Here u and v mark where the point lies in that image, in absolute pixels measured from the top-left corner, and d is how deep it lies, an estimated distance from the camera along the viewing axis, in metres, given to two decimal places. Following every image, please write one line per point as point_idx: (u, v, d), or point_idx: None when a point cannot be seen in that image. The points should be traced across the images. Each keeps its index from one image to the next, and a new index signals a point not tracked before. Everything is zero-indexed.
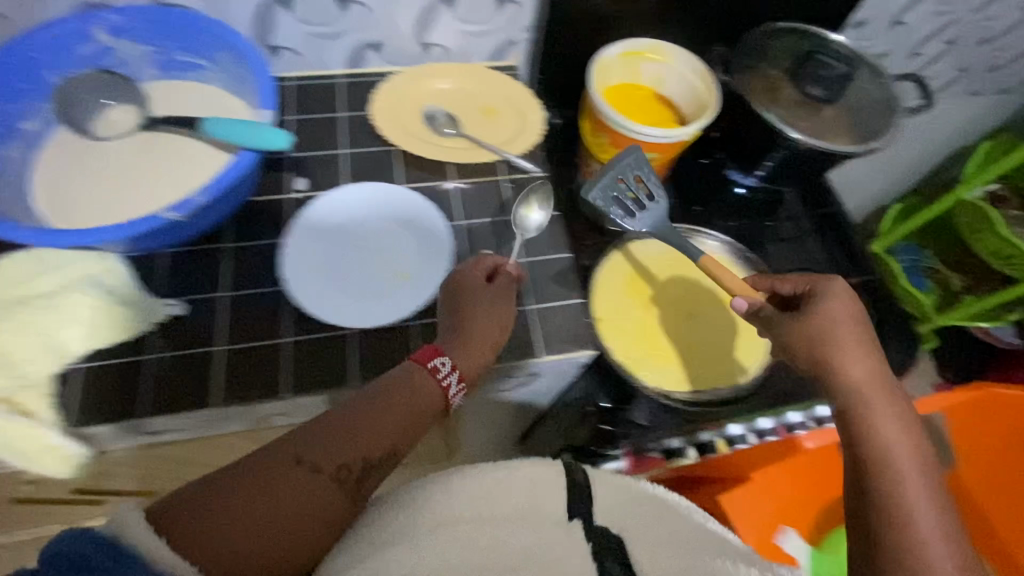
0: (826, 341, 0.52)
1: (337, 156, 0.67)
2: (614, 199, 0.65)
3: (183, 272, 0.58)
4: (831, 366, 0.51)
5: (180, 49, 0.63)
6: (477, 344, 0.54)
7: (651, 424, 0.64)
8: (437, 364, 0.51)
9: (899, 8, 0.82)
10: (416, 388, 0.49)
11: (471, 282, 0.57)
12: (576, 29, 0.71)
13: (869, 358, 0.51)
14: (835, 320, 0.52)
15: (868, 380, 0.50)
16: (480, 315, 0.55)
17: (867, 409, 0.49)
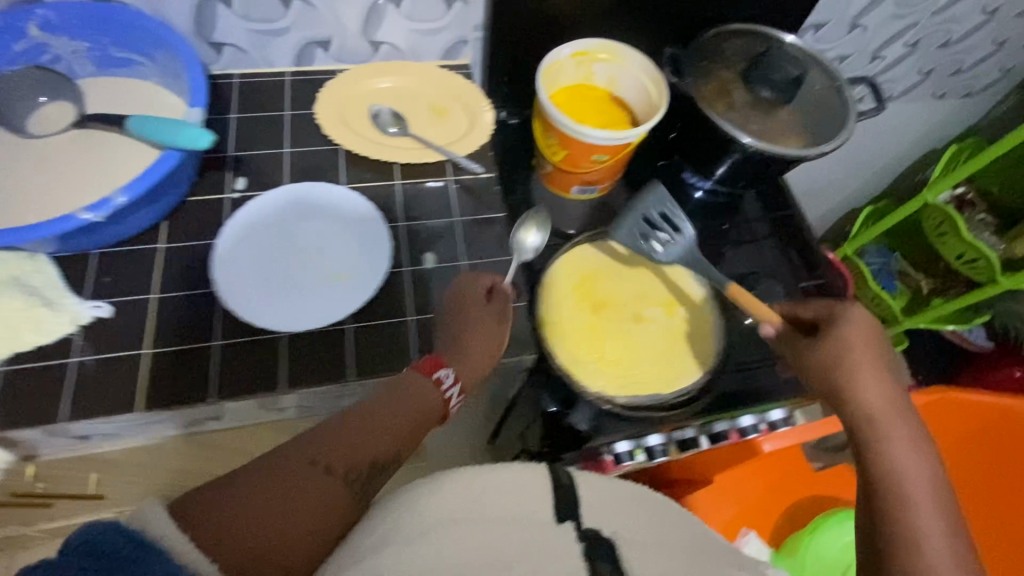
0: (839, 364, 0.54)
1: (280, 155, 0.66)
2: (642, 237, 0.65)
3: (113, 273, 0.57)
4: (842, 388, 0.53)
5: (115, 45, 0.61)
6: (475, 356, 0.55)
7: (592, 430, 0.63)
8: (440, 375, 0.52)
9: (857, 10, 0.82)
10: (421, 393, 0.51)
11: (470, 296, 0.57)
12: (525, 29, 0.70)
13: (882, 382, 0.53)
14: (849, 344, 0.54)
15: (883, 403, 0.52)
16: (481, 328, 0.56)
17: (877, 429, 0.51)
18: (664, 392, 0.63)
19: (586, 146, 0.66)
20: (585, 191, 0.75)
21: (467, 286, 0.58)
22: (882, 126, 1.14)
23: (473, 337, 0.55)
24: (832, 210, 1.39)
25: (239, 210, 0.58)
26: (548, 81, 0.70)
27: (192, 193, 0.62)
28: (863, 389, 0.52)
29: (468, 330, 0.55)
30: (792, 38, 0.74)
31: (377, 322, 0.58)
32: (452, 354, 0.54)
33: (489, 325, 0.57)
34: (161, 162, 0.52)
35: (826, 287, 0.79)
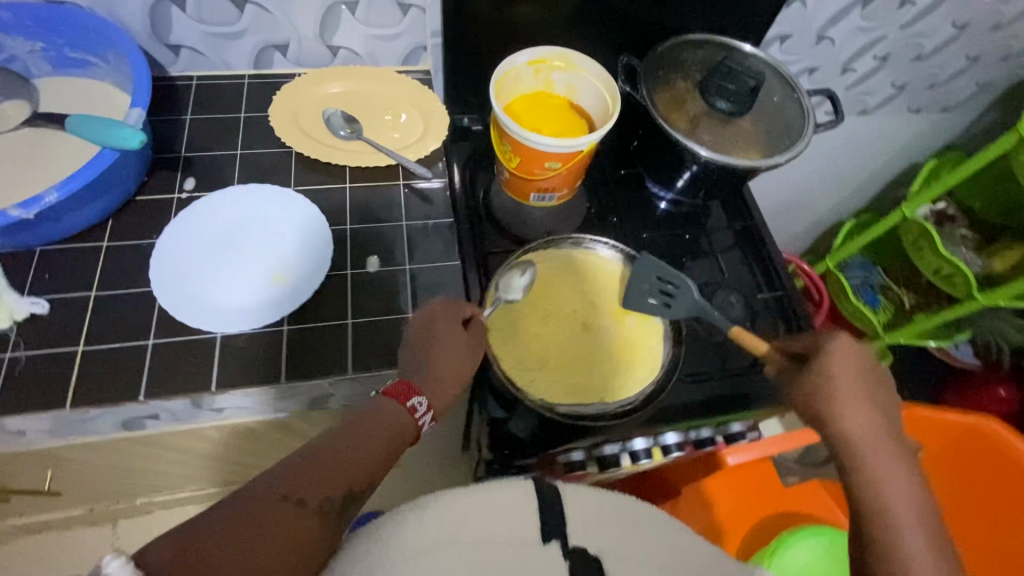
0: (824, 394, 0.54)
1: (232, 157, 0.67)
2: (650, 295, 0.65)
3: (53, 270, 0.57)
4: (828, 419, 0.53)
5: (69, 46, 0.62)
6: (445, 380, 0.53)
7: (531, 439, 0.62)
8: (414, 403, 0.50)
9: (822, 23, 0.82)
10: (393, 418, 0.49)
11: (443, 319, 0.57)
12: (480, 36, 0.71)
13: (868, 411, 0.53)
14: (834, 373, 0.54)
15: (870, 433, 0.52)
16: (456, 353, 0.55)
17: (862, 459, 0.51)
18: (609, 402, 0.62)
19: (536, 152, 0.66)
20: (543, 199, 0.74)
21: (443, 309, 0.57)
22: (860, 139, 1.13)
23: (445, 361, 0.54)
24: (812, 223, 1.39)
25: (183, 212, 0.60)
26: (505, 87, 0.70)
27: (139, 193, 0.62)
28: (850, 422, 0.52)
29: (441, 355, 0.54)
30: (752, 49, 0.74)
31: (315, 324, 0.58)
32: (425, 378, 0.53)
33: (461, 348, 0.56)
34: (100, 159, 0.53)
35: (787, 300, 0.77)
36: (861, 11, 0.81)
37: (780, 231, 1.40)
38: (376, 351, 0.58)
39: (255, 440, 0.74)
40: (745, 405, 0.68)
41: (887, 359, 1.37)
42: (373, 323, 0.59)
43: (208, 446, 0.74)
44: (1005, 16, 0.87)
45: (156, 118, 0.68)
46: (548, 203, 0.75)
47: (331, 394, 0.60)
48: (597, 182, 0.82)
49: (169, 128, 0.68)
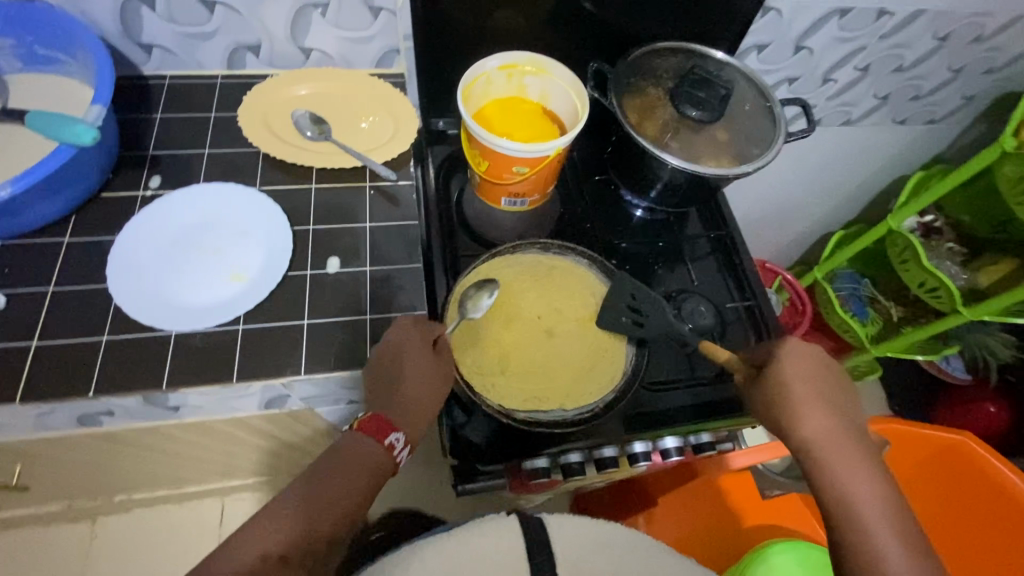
0: (783, 405, 0.53)
1: (200, 156, 0.67)
2: (622, 312, 0.65)
3: (13, 264, 0.57)
4: (787, 427, 0.53)
5: (40, 43, 0.63)
6: (420, 410, 0.54)
7: (487, 444, 0.62)
8: (391, 441, 0.52)
9: (799, 32, 0.82)
10: (370, 457, 0.51)
11: (408, 344, 0.55)
12: (452, 40, 0.71)
13: (824, 412, 0.53)
14: (790, 380, 0.54)
15: (832, 435, 0.52)
16: (427, 379, 0.54)
17: (824, 461, 0.51)
18: (569, 409, 0.62)
19: (502, 157, 0.66)
20: (514, 204, 0.73)
21: (411, 334, 0.56)
22: (845, 150, 1.12)
23: (419, 391, 0.54)
24: (799, 233, 1.38)
25: (146, 208, 0.60)
26: (474, 92, 0.70)
27: (104, 189, 0.63)
28: (809, 427, 0.52)
29: (412, 385, 0.54)
30: (724, 58, 0.74)
31: (271, 324, 0.58)
32: (396, 407, 0.53)
33: (432, 374, 0.55)
34: (54, 157, 0.54)
35: (758, 311, 0.75)
36: (838, 21, 0.81)
37: (767, 241, 1.40)
38: (332, 352, 0.58)
39: (221, 439, 0.74)
40: (712, 414, 0.67)
41: (875, 372, 1.36)
42: (331, 325, 0.59)
43: (172, 444, 0.74)
44: (987, 28, 0.87)
45: (126, 116, 0.69)
46: (520, 207, 0.75)
47: (288, 394, 0.60)
48: (570, 188, 0.82)
49: (139, 126, 0.68)
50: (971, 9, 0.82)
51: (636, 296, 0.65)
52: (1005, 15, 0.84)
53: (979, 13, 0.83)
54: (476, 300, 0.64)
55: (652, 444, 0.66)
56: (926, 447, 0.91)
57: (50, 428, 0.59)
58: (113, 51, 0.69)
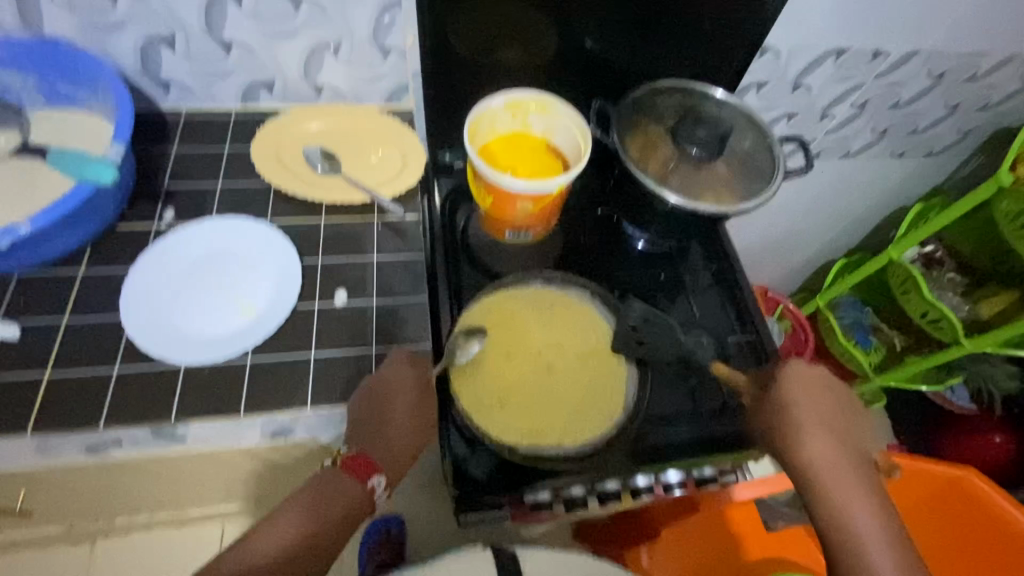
0: (788, 424, 0.55)
1: (212, 190, 0.69)
2: (631, 330, 0.67)
3: (28, 296, 0.59)
4: (791, 447, 0.54)
5: (62, 80, 0.65)
6: (402, 455, 0.58)
7: (489, 479, 0.62)
8: (374, 483, 0.56)
9: (797, 71, 0.84)
10: (350, 491, 0.55)
11: (398, 385, 0.57)
12: (459, 78, 0.74)
13: (827, 437, 0.54)
14: (796, 401, 0.55)
15: (835, 460, 0.53)
16: (411, 427, 0.58)
17: (825, 483, 0.52)
18: (571, 444, 0.62)
19: (507, 193, 0.67)
20: (519, 236, 0.75)
21: (398, 379, 0.58)
22: (844, 182, 1.14)
23: (402, 437, 0.57)
24: (800, 261, 1.39)
25: (159, 241, 0.62)
26: (481, 129, 0.72)
27: (119, 221, 0.65)
28: (812, 450, 0.53)
29: (397, 431, 0.57)
30: (725, 96, 0.76)
31: (278, 356, 0.59)
32: (380, 450, 0.57)
33: (416, 421, 0.58)
34: (75, 193, 0.56)
35: (760, 345, 0.75)
36: (835, 61, 0.83)
37: (769, 268, 1.41)
38: (336, 386, 0.59)
39: (223, 467, 0.74)
40: (715, 449, 0.67)
41: (877, 401, 1.35)
42: (337, 358, 0.60)
43: (175, 472, 0.74)
44: (982, 67, 0.89)
45: (143, 150, 0.71)
46: (525, 239, 0.76)
47: (293, 428, 0.60)
48: (573, 221, 0.83)
49: (154, 160, 0.71)
50: (965, 49, 0.84)
51: (646, 315, 0.68)
52: (998, 55, 0.86)
53: (973, 53, 0.85)
54: (465, 348, 0.65)
55: (654, 476, 0.68)
56: (936, 484, 0.89)
57: (56, 458, 0.59)
58: (132, 88, 0.71)
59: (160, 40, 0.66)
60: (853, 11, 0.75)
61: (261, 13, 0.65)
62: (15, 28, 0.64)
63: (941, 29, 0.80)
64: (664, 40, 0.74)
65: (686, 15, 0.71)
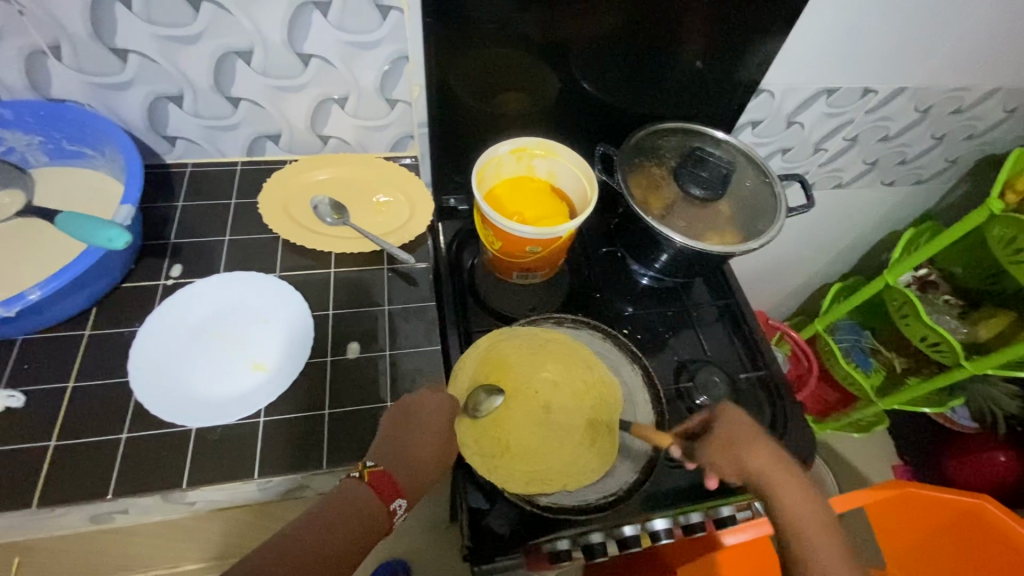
0: (729, 441, 0.56)
1: (220, 244, 0.70)
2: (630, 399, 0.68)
3: (32, 360, 0.58)
4: (734, 459, 0.55)
5: (67, 139, 0.65)
6: (425, 476, 0.55)
7: (507, 533, 0.60)
8: (395, 506, 0.52)
9: (791, 110, 0.87)
10: (370, 513, 0.50)
11: (420, 413, 0.56)
12: (466, 128, 0.75)
13: (773, 454, 0.55)
14: (731, 422, 0.58)
15: (786, 473, 0.54)
16: (440, 448, 0.56)
17: (770, 484, 0.53)
18: (592, 493, 0.62)
19: (516, 239, 0.66)
20: (526, 277, 0.75)
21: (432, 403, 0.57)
22: (836, 210, 1.17)
23: (424, 459, 0.55)
24: (796, 286, 1.41)
25: (166, 300, 0.62)
26: (487, 173, 0.73)
27: (126, 279, 0.65)
28: (758, 463, 0.54)
29: (426, 453, 0.55)
30: (723, 137, 0.78)
31: (292, 414, 0.58)
32: (404, 470, 0.54)
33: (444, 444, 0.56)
34: (85, 258, 0.56)
35: (769, 379, 0.75)
36: (826, 99, 0.86)
37: (765, 294, 1.43)
38: (351, 442, 0.58)
39: (227, 530, 0.72)
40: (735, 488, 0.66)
41: (883, 425, 1.34)
42: (351, 412, 0.59)
43: (182, 534, 0.72)
44: (966, 101, 0.92)
45: (149, 206, 0.72)
46: (532, 280, 0.76)
47: (303, 485, 0.59)
48: (578, 259, 0.82)
49: (160, 215, 0.71)
50: (949, 85, 0.87)
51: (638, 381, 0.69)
52: (981, 89, 0.90)
53: (959, 87, 0.88)
54: (487, 403, 0.63)
55: (672, 520, 0.64)
56: (927, 509, 0.89)
57: (59, 523, 0.58)
58: (138, 144, 0.72)
59: (168, 98, 0.67)
60: (843, 52, 0.78)
61: (271, 70, 0.66)
62: (21, 90, 0.63)
63: (926, 68, 0.83)
64: (664, 85, 0.76)
65: (684, 61, 0.73)
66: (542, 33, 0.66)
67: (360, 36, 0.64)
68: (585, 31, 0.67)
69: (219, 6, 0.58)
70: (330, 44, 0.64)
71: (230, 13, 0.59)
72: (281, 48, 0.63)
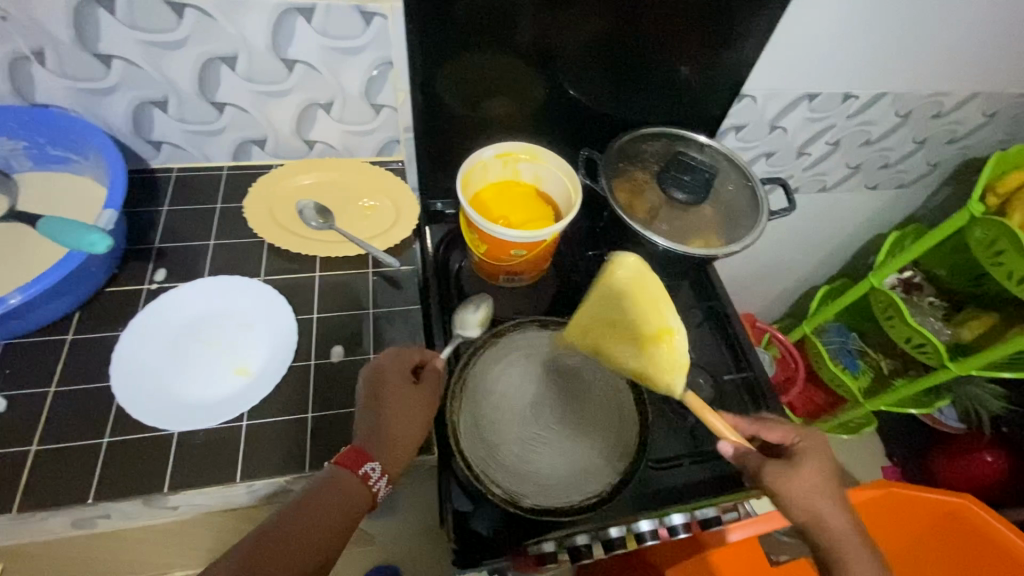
0: (809, 493, 0.54)
1: (205, 248, 0.70)
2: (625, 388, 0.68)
3: (13, 366, 0.58)
4: (809, 505, 0.54)
5: (51, 144, 0.66)
6: (399, 441, 0.55)
7: (492, 537, 0.60)
8: (367, 470, 0.52)
9: (773, 115, 0.88)
10: (340, 483, 0.52)
11: (390, 378, 0.57)
12: (452, 133, 0.76)
13: (845, 513, 0.54)
14: (815, 471, 0.55)
15: (849, 525, 0.54)
16: (408, 408, 0.56)
17: (835, 541, 0.54)
18: (575, 494, 0.61)
19: (500, 242, 0.67)
20: (512, 280, 0.75)
21: (395, 367, 0.58)
22: (822, 214, 1.18)
23: (394, 425, 0.55)
24: (784, 289, 1.42)
25: (151, 304, 0.62)
26: (472, 178, 0.74)
27: (110, 284, 0.65)
28: (829, 519, 0.54)
29: (395, 417, 0.55)
30: (706, 141, 0.79)
31: (274, 418, 0.58)
32: (374, 439, 0.54)
33: (416, 405, 0.56)
34: (67, 263, 0.56)
35: (754, 381, 0.76)
36: (808, 104, 0.87)
37: (754, 297, 1.44)
38: (335, 446, 0.58)
39: (214, 535, 0.72)
40: (717, 490, 0.66)
41: (871, 426, 1.35)
42: (334, 416, 0.59)
43: (168, 539, 0.72)
44: (946, 105, 0.93)
45: (134, 209, 0.72)
46: (518, 282, 0.76)
47: (287, 489, 0.59)
48: (565, 262, 0.83)
49: (145, 220, 0.71)
50: (928, 90, 0.89)
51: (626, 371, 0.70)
52: (960, 94, 0.91)
53: (938, 93, 0.90)
54: (463, 318, 0.68)
55: (657, 521, 0.63)
56: (914, 510, 0.89)
57: (42, 528, 0.57)
58: (123, 149, 0.72)
59: (152, 103, 0.67)
60: (823, 58, 0.79)
61: (255, 76, 0.66)
62: (5, 96, 0.64)
63: (905, 73, 0.84)
64: (648, 91, 0.77)
65: (667, 66, 0.74)
66: (526, 39, 0.66)
67: (345, 42, 0.64)
68: (570, 38, 0.68)
69: (203, 12, 0.58)
70: (314, 50, 0.64)
71: (214, 19, 0.59)
72: (265, 54, 0.64)
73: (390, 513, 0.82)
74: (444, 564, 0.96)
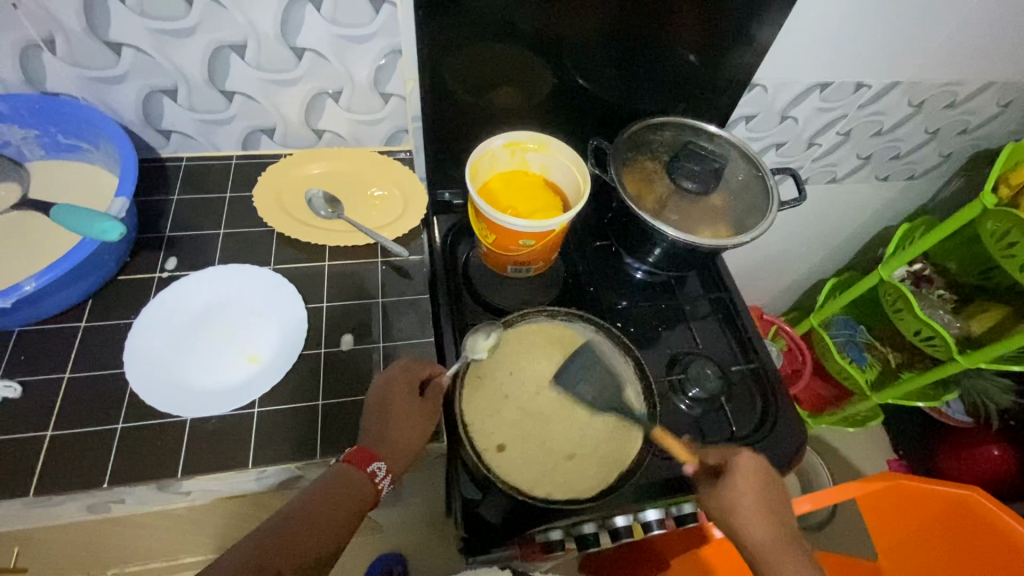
0: (733, 508, 0.57)
1: (215, 237, 0.70)
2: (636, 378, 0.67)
3: (30, 351, 0.59)
4: (734, 520, 0.57)
5: (62, 133, 0.66)
6: (405, 442, 0.56)
7: (500, 522, 0.60)
8: (374, 469, 0.53)
9: (784, 104, 0.88)
10: (348, 481, 0.52)
11: (399, 382, 0.58)
12: (460, 124, 0.76)
13: (771, 528, 0.56)
14: (739, 489, 0.57)
15: (782, 534, 0.56)
16: (415, 418, 0.57)
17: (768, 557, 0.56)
18: (583, 485, 0.61)
19: (509, 232, 0.67)
20: (520, 271, 0.75)
21: (403, 376, 0.58)
22: (832, 205, 1.17)
23: (402, 426, 0.56)
24: (792, 281, 1.42)
25: (161, 292, 0.62)
26: (481, 167, 0.73)
27: (122, 272, 0.65)
28: (754, 531, 0.56)
29: (401, 421, 0.56)
30: (716, 131, 0.79)
31: (285, 405, 0.59)
32: (381, 438, 0.55)
33: (421, 413, 0.57)
34: (80, 249, 0.57)
35: (762, 372, 0.76)
36: (819, 93, 0.86)
37: (761, 288, 1.43)
38: (344, 432, 0.58)
39: (225, 521, 0.73)
40: None
41: (878, 419, 1.34)
42: (345, 403, 0.60)
43: (180, 525, 0.73)
44: (960, 95, 0.92)
45: (145, 198, 0.72)
46: (525, 274, 0.76)
47: (298, 475, 0.60)
48: (572, 253, 0.83)
49: (156, 209, 0.71)
50: (942, 79, 0.88)
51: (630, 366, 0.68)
52: (974, 83, 0.90)
53: (952, 82, 0.89)
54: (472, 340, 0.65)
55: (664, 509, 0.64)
56: (926, 504, 0.89)
57: (59, 511, 0.58)
58: (133, 138, 0.72)
59: (162, 91, 0.67)
60: (835, 47, 0.78)
61: (264, 64, 0.66)
62: (16, 84, 0.64)
63: (918, 63, 0.83)
64: (658, 80, 0.76)
65: (677, 55, 0.73)
66: (535, 28, 0.66)
67: (353, 29, 0.64)
68: (580, 26, 0.67)
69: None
70: (324, 38, 0.64)
71: (223, 7, 0.59)
72: (274, 42, 0.64)
73: (398, 501, 0.83)
74: (450, 552, 0.97)
